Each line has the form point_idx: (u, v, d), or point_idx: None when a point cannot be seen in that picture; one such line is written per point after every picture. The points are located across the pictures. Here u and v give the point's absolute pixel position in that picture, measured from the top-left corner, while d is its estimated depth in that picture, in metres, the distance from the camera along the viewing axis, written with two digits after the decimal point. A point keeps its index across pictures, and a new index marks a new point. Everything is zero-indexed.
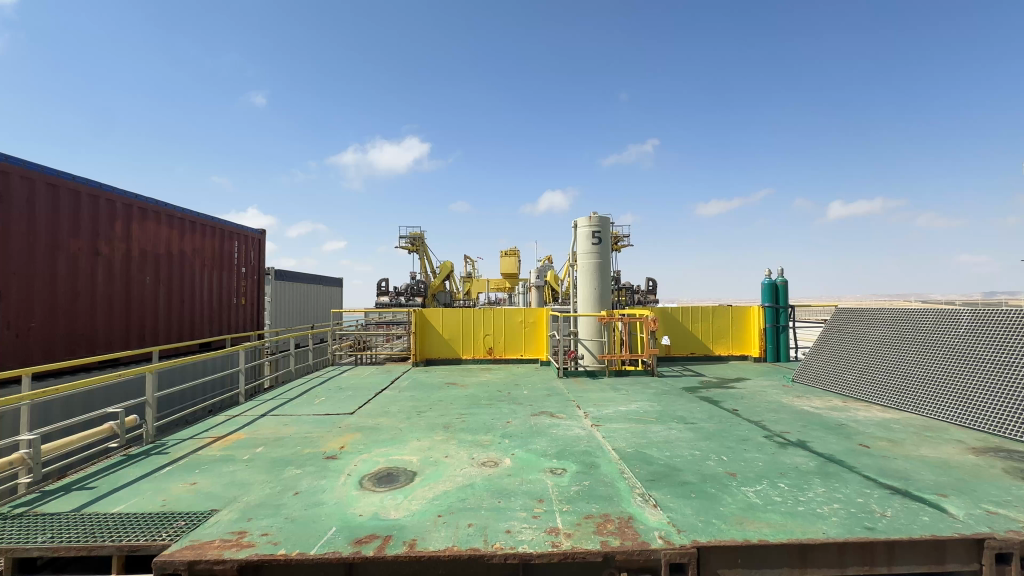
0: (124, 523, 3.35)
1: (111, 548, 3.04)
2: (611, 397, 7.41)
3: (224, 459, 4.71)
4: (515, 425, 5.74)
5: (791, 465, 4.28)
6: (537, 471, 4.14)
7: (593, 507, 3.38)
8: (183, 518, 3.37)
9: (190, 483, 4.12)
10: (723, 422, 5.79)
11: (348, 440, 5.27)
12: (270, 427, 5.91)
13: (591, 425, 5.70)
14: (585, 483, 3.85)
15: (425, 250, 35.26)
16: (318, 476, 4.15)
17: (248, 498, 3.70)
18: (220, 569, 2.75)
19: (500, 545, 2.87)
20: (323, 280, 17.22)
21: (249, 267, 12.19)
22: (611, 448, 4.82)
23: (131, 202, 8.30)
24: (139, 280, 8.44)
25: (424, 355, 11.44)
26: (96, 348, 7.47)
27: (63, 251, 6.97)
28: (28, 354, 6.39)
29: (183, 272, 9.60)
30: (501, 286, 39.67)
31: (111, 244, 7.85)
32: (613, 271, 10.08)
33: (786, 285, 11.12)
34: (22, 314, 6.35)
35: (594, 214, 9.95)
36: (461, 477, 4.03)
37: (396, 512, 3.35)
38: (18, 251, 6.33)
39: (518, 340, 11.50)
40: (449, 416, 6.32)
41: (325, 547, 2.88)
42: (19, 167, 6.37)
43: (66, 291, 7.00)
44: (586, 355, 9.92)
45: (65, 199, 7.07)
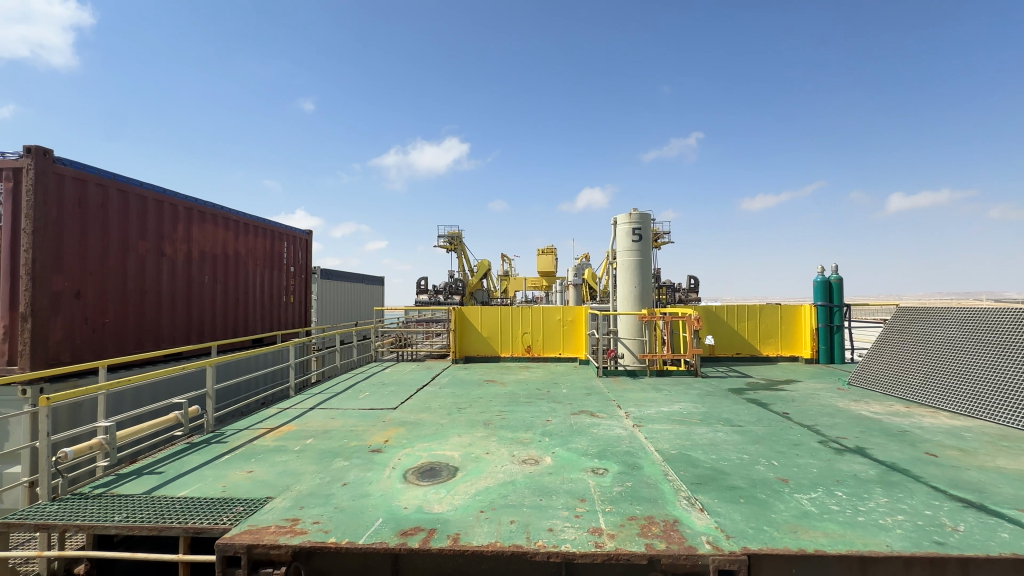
0: (189, 507, 3.58)
1: (177, 529, 3.23)
2: (653, 397, 7.26)
3: (277, 449, 4.94)
4: (555, 424, 5.72)
5: (849, 472, 4.05)
6: (578, 470, 4.11)
7: (638, 509, 3.32)
8: (242, 504, 3.57)
9: (247, 470, 4.35)
10: (773, 426, 5.55)
11: (392, 434, 5.39)
12: (318, 420, 6.15)
13: (633, 425, 5.60)
14: (628, 484, 3.79)
15: (463, 249, 35.76)
16: (364, 467, 4.29)
17: (300, 487, 3.87)
18: (276, 554, 2.89)
19: (542, 543, 2.86)
20: (366, 279, 17.83)
21: (297, 266, 12.72)
22: (654, 449, 4.72)
23: (191, 205, 8.85)
24: (198, 279, 8.98)
25: (464, 352, 11.58)
26: (161, 342, 8.02)
27: (132, 252, 7.51)
28: (102, 348, 6.93)
29: (238, 271, 10.14)
30: (539, 283, 39.72)
31: (173, 246, 8.39)
32: (653, 268, 9.84)
33: (841, 282, 10.51)
34: (98, 311, 6.89)
35: (634, 210, 9.76)
36: (502, 474, 4.06)
37: (439, 506, 3.41)
38: (94, 252, 6.86)
39: (557, 338, 11.44)
40: (489, 413, 6.38)
41: (372, 537, 2.97)
42: (95, 175, 6.91)
43: (135, 289, 7.54)
44: (626, 355, 9.74)
45: (134, 203, 7.60)
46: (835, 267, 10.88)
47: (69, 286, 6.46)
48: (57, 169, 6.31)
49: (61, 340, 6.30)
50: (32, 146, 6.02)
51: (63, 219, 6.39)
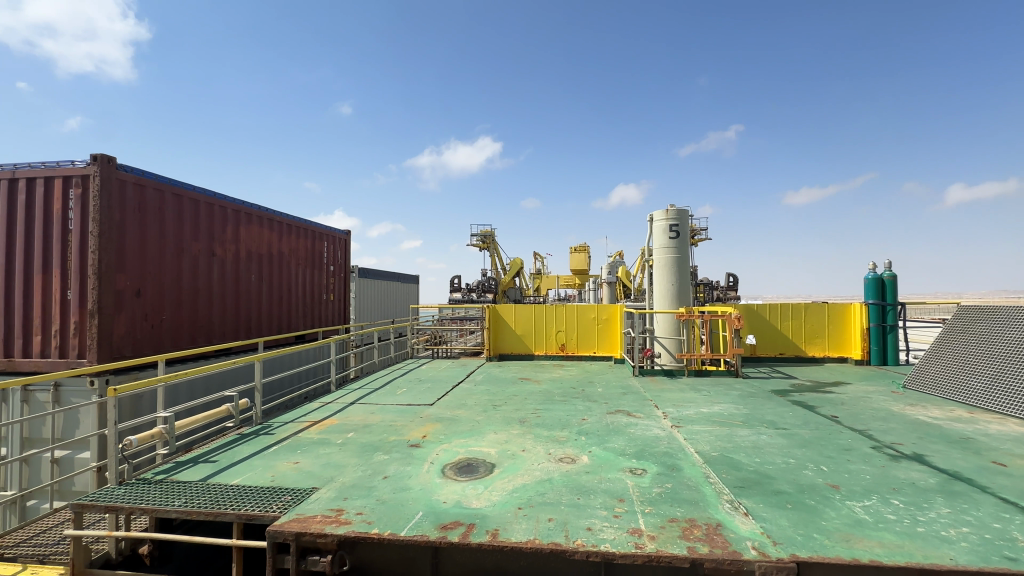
0: (241, 495, 3.76)
1: (231, 515, 3.40)
2: (692, 398, 7.10)
3: (321, 442, 5.13)
4: (591, 423, 5.68)
5: (906, 480, 3.82)
6: (615, 470, 4.07)
7: (678, 511, 3.26)
8: (291, 493, 3.72)
9: (293, 462, 4.53)
10: (821, 429, 5.32)
11: (429, 430, 5.49)
12: (359, 414, 6.33)
13: (671, 425, 5.49)
14: (667, 485, 3.72)
15: (496, 247, 36.00)
16: (404, 461, 4.39)
17: (343, 479, 4.01)
18: (322, 542, 3.00)
19: (581, 542, 2.85)
20: (402, 277, 18.20)
21: (337, 265, 13.14)
22: (694, 450, 4.61)
23: (239, 207, 9.28)
24: (245, 278, 9.42)
25: (498, 350, 11.63)
26: (212, 338, 8.45)
27: (186, 253, 7.95)
28: (160, 343, 7.37)
29: (281, 270, 10.57)
30: (572, 281, 39.52)
31: (222, 246, 8.82)
32: (691, 265, 9.59)
33: (895, 279, 9.94)
34: (156, 308, 7.33)
35: (672, 206, 9.54)
36: (539, 472, 4.07)
37: (478, 502, 3.45)
38: (153, 253, 7.31)
39: (592, 337, 11.34)
40: (525, 411, 6.40)
41: (413, 530, 3.04)
42: (153, 181, 7.34)
43: (188, 288, 7.97)
44: (663, 354, 9.55)
45: (188, 206, 8.04)
46: (889, 264, 10.30)
47: (131, 285, 6.90)
48: (119, 175, 6.74)
49: (124, 335, 6.74)
50: (98, 154, 6.45)
51: (125, 222, 6.83)
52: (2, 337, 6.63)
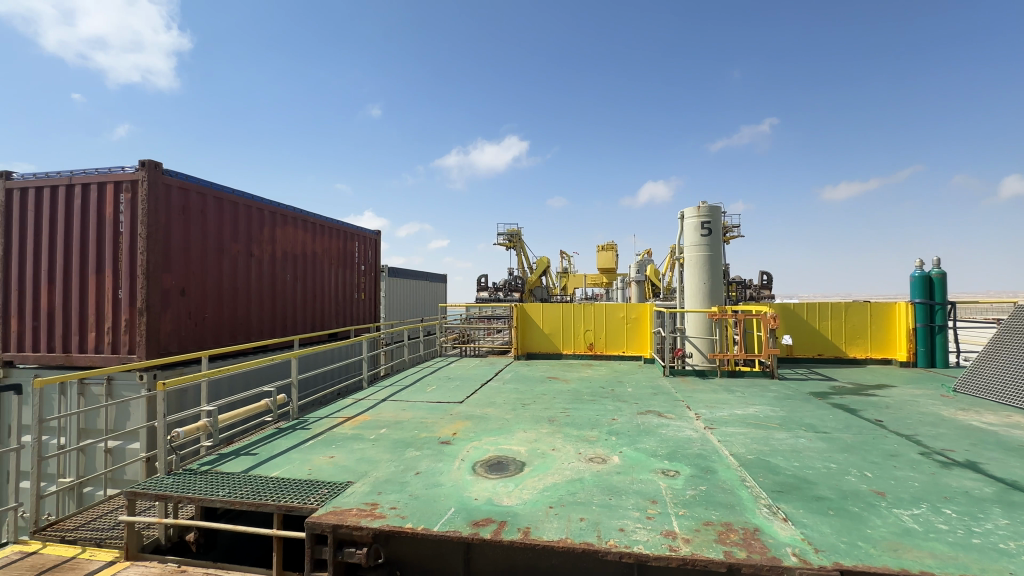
0: (281, 487, 3.89)
1: (272, 506, 3.52)
2: (725, 399, 6.92)
3: (355, 437, 5.25)
4: (621, 423, 5.62)
5: (959, 489, 3.63)
6: (647, 471, 4.01)
7: (713, 514, 3.19)
8: (327, 486, 3.83)
9: (329, 456, 4.65)
10: (865, 434, 5.10)
11: (460, 427, 5.55)
12: (390, 411, 6.45)
13: (704, 427, 5.38)
14: (701, 487, 3.64)
15: (523, 246, 36.03)
16: (435, 458, 4.45)
17: (377, 473, 4.10)
18: (358, 535, 3.07)
19: (614, 542, 2.83)
20: (430, 276, 18.45)
21: (368, 265, 13.43)
22: (728, 452, 4.50)
23: (275, 209, 9.59)
24: (281, 277, 9.73)
25: (526, 349, 11.62)
26: (251, 335, 8.77)
27: (226, 254, 8.28)
28: (203, 340, 7.70)
29: (315, 269, 10.88)
30: (599, 279, 39.18)
31: (260, 247, 9.14)
32: (724, 263, 9.35)
33: (943, 277, 9.44)
34: (199, 307, 7.66)
35: (703, 203, 9.32)
36: (569, 471, 4.05)
37: (509, 500, 3.47)
38: (196, 254, 7.64)
39: (621, 336, 11.21)
40: (554, 410, 6.39)
41: (446, 525, 3.08)
42: (196, 185, 7.67)
43: (228, 287, 8.30)
44: (695, 354, 9.36)
45: (228, 209, 8.37)
46: (936, 261, 9.80)
47: (176, 284, 7.23)
48: (165, 180, 7.08)
49: (170, 332, 7.08)
50: (146, 160, 6.79)
51: (170, 225, 7.16)
52: (61, 332, 7.06)
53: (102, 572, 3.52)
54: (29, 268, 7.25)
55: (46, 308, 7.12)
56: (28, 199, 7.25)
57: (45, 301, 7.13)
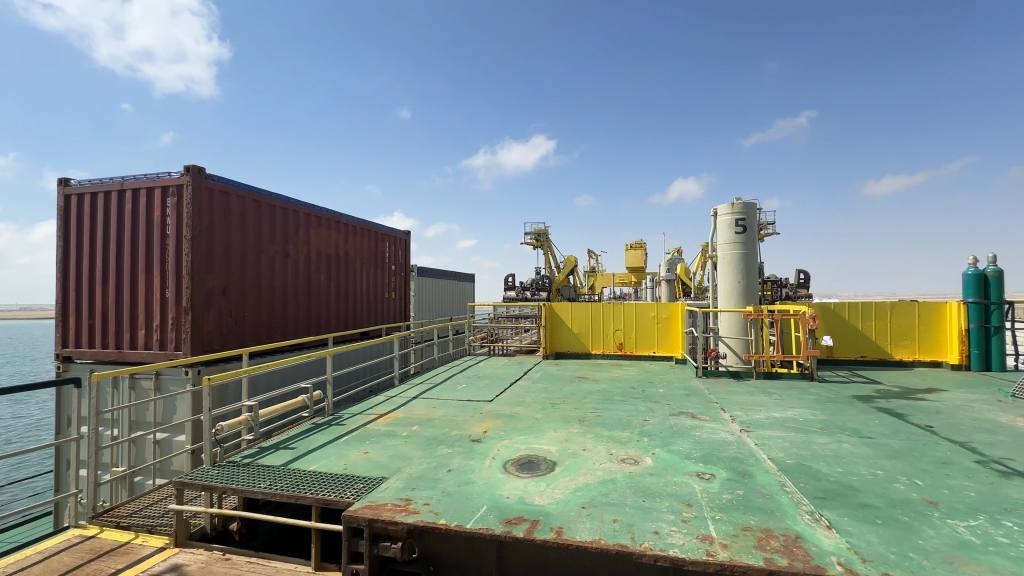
0: (318, 480, 4.01)
1: (311, 499, 3.62)
2: (762, 401, 6.72)
3: (388, 434, 5.36)
4: (653, 424, 5.53)
5: (1020, 500, 3.41)
6: (681, 473, 3.94)
7: (752, 519, 3.10)
8: (362, 481, 3.91)
9: (363, 452, 4.76)
10: (914, 440, 4.86)
11: (490, 426, 5.57)
12: (421, 409, 6.54)
13: (740, 430, 5.23)
14: (738, 492, 3.55)
15: (550, 245, 35.91)
16: (467, 456, 4.50)
17: (410, 470, 4.17)
18: (393, 529, 3.13)
19: (649, 545, 2.78)
20: (459, 275, 18.61)
21: (398, 265, 13.66)
22: (766, 456, 4.37)
23: (310, 211, 9.88)
24: (315, 277, 10.01)
25: (554, 348, 11.56)
26: (287, 333, 9.06)
27: (264, 254, 8.58)
28: (243, 338, 8.00)
29: (348, 269, 11.15)
30: (628, 278, 38.68)
31: (295, 248, 9.43)
32: (759, 261, 9.08)
33: (1000, 275, 8.90)
34: (239, 305, 7.97)
35: (737, 200, 9.07)
36: (601, 472, 4.02)
37: (541, 499, 3.46)
38: (236, 255, 7.95)
39: (651, 336, 11.03)
40: (584, 409, 6.34)
41: (479, 523, 3.10)
42: (237, 189, 7.98)
43: (266, 286, 8.59)
44: (729, 355, 9.12)
45: (266, 211, 8.67)
46: (992, 258, 9.25)
47: (218, 284, 7.54)
48: (208, 184, 7.39)
49: (213, 329, 7.39)
50: (190, 166, 7.10)
51: (213, 227, 7.47)
52: (114, 329, 7.47)
53: (153, 557, 3.71)
54: (86, 268, 7.70)
55: (100, 306, 7.55)
56: (84, 204, 7.70)
57: (100, 300, 7.56)
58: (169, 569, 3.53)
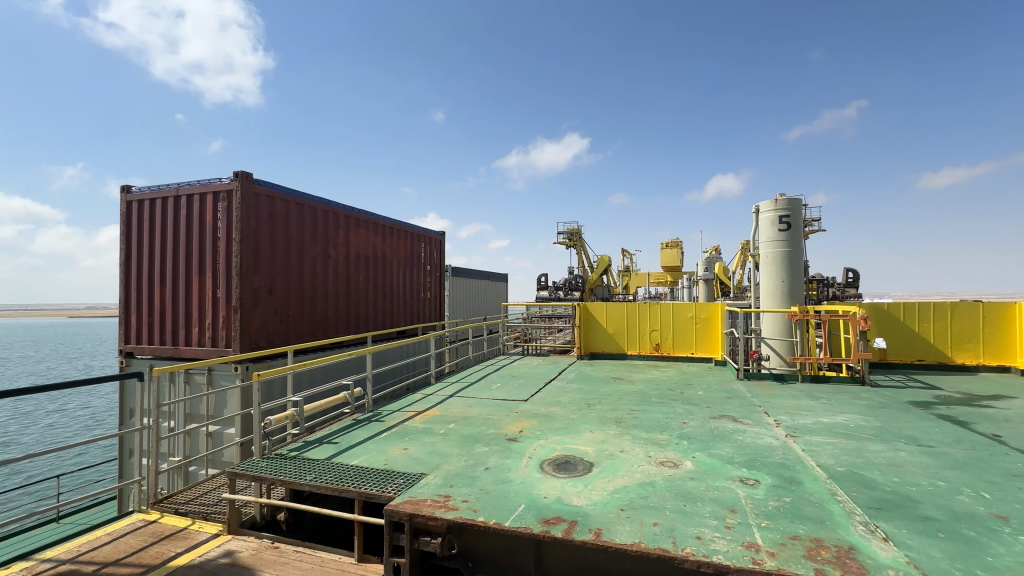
0: (360, 475, 4.13)
1: (354, 493, 3.74)
2: (809, 406, 6.43)
3: (426, 431, 5.46)
4: (693, 427, 5.40)
5: None
6: (723, 478, 3.83)
7: (800, 528, 2.98)
8: (402, 477, 4.01)
9: (403, 448, 4.87)
10: (979, 450, 4.54)
11: (525, 425, 5.58)
12: (458, 407, 6.62)
13: (786, 435, 5.03)
14: (786, 499, 3.41)
15: (583, 245, 35.60)
16: (503, 455, 4.52)
17: (448, 467, 4.23)
18: (433, 525, 3.20)
19: (691, 551, 2.72)
20: (492, 275, 18.72)
21: (433, 265, 13.87)
22: (815, 463, 4.19)
23: (349, 213, 10.18)
24: (354, 277, 10.30)
25: (589, 348, 11.45)
26: (328, 331, 9.37)
27: (307, 255, 8.90)
28: (287, 336, 8.33)
29: (385, 269, 11.42)
30: (663, 278, 37.85)
31: (335, 249, 9.74)
32: (805, 260, 8.70)
33: None
34: (284, 305, 8.30)
35: (781, 196, 8.72)
36: (640, 474, 3.96)
37: (579, 500, 3.45)
38: (281, 256, 8.28)
39: (689, 337, 10.78)
40: (621, 411, 6.26)
41: (517, 521, 3.11)
42: (281, 193, 8.31)
43: (308, 286, 8.92)
44: (772, 357, 8.79)
45: (308, 214, 8.99)
46: None
47: (264, 284, 7.88)
48: (255, 189, 7.73)
49: (259, 328, 7.73)
50: (239, 172, 7.45)
51: (259, 230, 7.81)
52: (171, 327, 7.93)
53: (209, 543, 3.92)
54: (145, 270, 8.21)
55: (159, 305, 8.03)
56: (143, 209, 8.20)
57: (158, 299, 8.05)
58: (223, 555, 3.73)
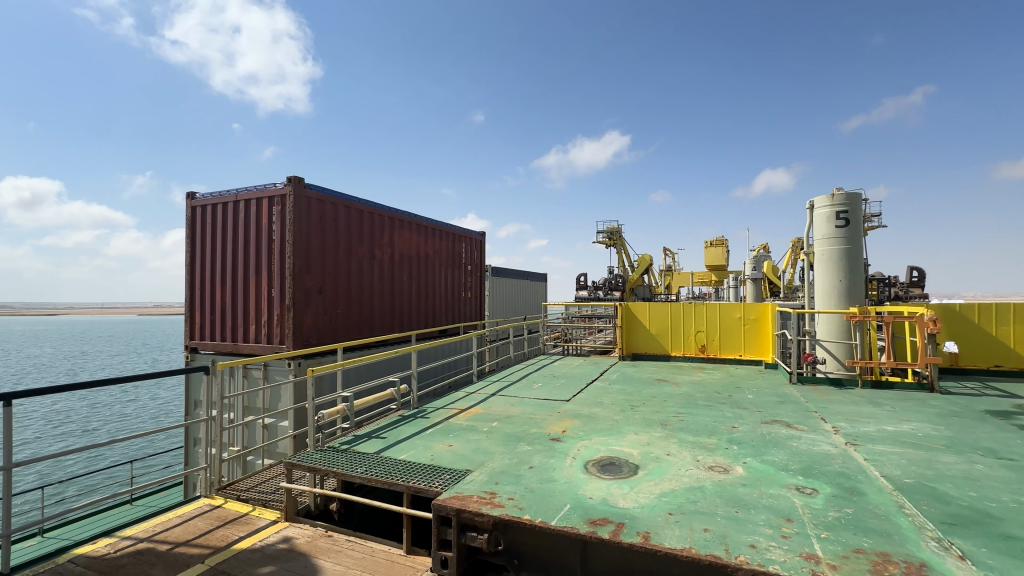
0: (408, 469, 4.24)
1: (403, 486, 3.85)
2: (870, 413, 6.06)
3: (470, 428, 5.55)
4: (743, 431, 5.21)
5: None
6: (778, 486, 3.67)
7: (864, 541, 2.83)
8: (449, 472, 4.09)
9: (448, 444, 4.97)
10: None
11: (568, 425, 5.56)
12: (500, 405, 6.69)
13: (846, 443, 4.77)
14: (847, 510, 3.24)
15: (623, 244, 34.99)
16: (547, 454, 4.52)
17: (492, 464, 4.28)
18: (480, 521, 3.26)
19: (745, 559, 2.64)
20: (532, 275, 18.76)
21: (474, 265, 14.04)
22: (879, 473, 3.95)
23: (394, 215, 10.47)
24: (398, 278, 10.58)
25: (631, 349, 11.24)
26: (374, 330, 9.69)
27: (354, 257, 9.23)
28: (336, 333, 8.67)
29: (427, 270, 11.67)
30: (708, 278, 36.66)
31: (381, 250, 10.05)
32: (865, 257, 8.20)
33: None
34: (333, 304, 8.64)
35: (838, 190, 8.26)
36: (688, 478, 3.87)
37: (625, 502, 3.41)
38: (330, 258, 8.63)
39: (737, 338, 10.40)
40: (666, 413, 6.12)
41: (563, 521, 3.12)
42: (331, 197, 8.66)
43: (355, 286, 9.24)
44: (828, 360, 8.34)
45: (355, 216, 9.31)
46: None
47: (315, 285, 8.24)
48: (307, 193, 8.09)
49: (311, 326, 8.08)
50: (292, 177, 7.82)
51: (310, 233, 8.17)
52: (230, 324, 8.43)
53: (268, 528, 4.15)
54: (208, 270, 8.75)
55: (219, 304, 8.56)
56: (207, 214, 8.75)
57: (219, 298, 8.57)
58: (282, 541, 3.93)
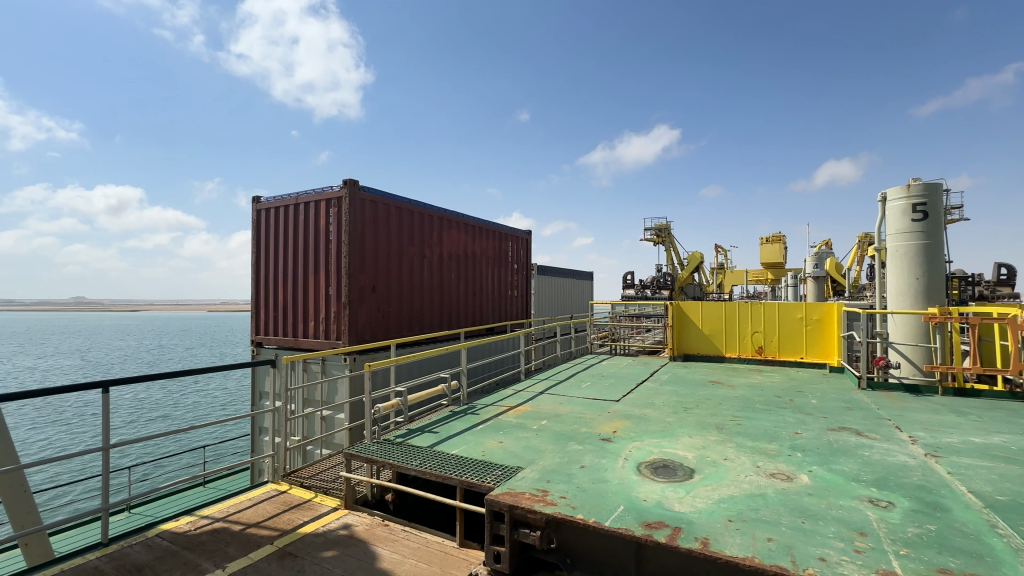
0: (461, 464, 4.33)
1: (456, 480, 3.94)
2: (952, 422, 5.57)
3: (519, 426, 5.58)
4: (807, 438, 4.93)
5: None
6: (849, 497, 3.45)
7: (951, 561, 2.61)
8: (500, 469, 4.14)
9: (498, 441, 5.02)
10: None
11: (619, 426, 5.48)
12: (549, 404, 6.69)
13: (925, 454, 4.41)
14: (929, 527, 2.99)
15: (672, 241, 33.99)
16: (598, 454, 4.48)
17: (543, 462, 4.28)
18: (533, 518, 3.27)
19: (814, 572, 2.50)
20: (579, 274, 18.65)
21: (520, 263, 14.10)
22: (965, 488, 3.62)
23: (443, 215, 10.68)
24: (447, 277, 10.81)
25: (683, 350, 10.91)
26: (424, 327, 9.94)
27: (405, 256, 9.51)
28: (388, 330, 8.97)
29: (475, 269, 11.83)
30: (763, 276, 34.94)
31: (430, 249, 10.29)
32: (947, 252, 7.53)
33: None
34: (385, 302, 8.94)
35: (915, 180, 7.63)
36: (748, 485, 3.71)
37: (681, 506, 3.32)
38: (383, 257, 8.93)
39: (798, 340, 9.87)
40: (721, 416, 5.90)
41: (617, 522, 3.08)
42: (383, 198, 8.95)
43: (406, 284, 9.52)
44: (902, 364, 7.73)
45: (406, 216, 9.58)
46: None
47: (369, 283, 8.56)
48: (361, 195, 8.41)
49: (365, 322, 8.40)
50: (348, 180, 8.16)
51: (364, 233, 8.48)
52: (291, 320, 8.92)
53: (329, 515, 4.36)
54: (272, 270, 9.30)
55: (281, 301, 9.07)
56: (270, 217, 9.29)
57: (281, 295, 9.09)
58: (342, 527, 4.12)
